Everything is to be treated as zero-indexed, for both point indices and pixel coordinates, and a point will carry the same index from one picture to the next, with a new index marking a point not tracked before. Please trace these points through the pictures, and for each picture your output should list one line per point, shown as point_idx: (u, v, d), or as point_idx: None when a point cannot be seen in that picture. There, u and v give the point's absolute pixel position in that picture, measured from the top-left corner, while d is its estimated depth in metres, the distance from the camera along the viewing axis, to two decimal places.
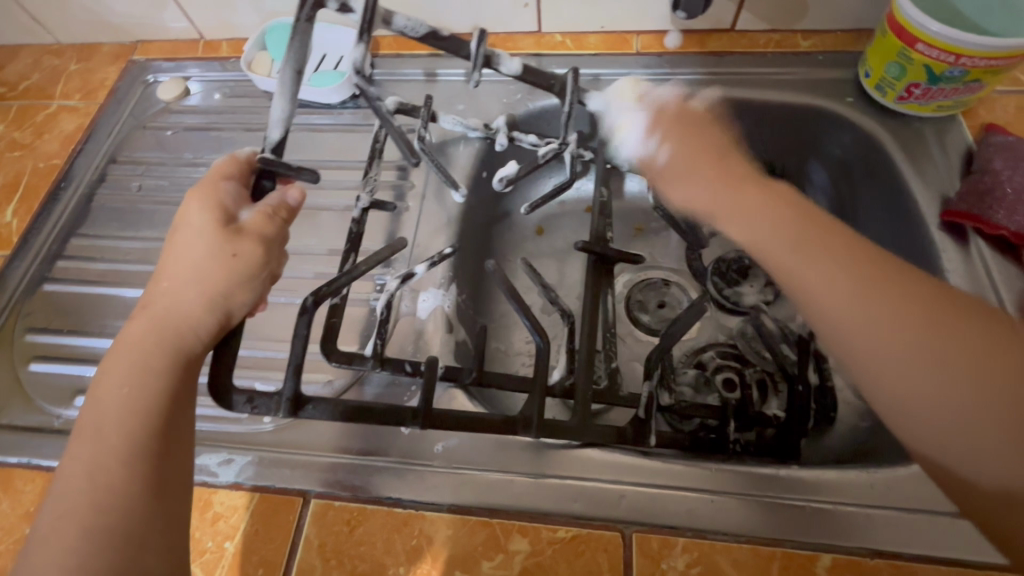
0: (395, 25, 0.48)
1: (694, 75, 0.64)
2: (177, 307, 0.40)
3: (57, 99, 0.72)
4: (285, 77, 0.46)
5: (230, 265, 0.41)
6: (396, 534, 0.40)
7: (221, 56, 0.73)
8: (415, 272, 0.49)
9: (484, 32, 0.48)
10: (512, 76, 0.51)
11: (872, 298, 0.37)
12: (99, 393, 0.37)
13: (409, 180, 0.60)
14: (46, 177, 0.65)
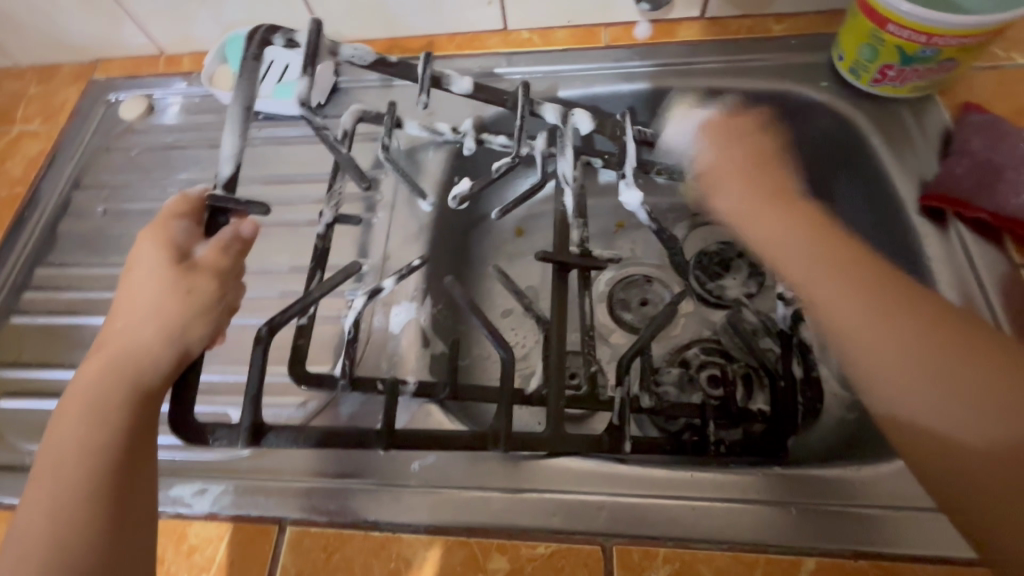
0: (341, 55, 0.53)
1: (666, 66, 0.62)
2: (134, 344, 0.39)
3: (18, 124, 0.70)
4: (233, 114, 0.47)
5: (189, 300, 0.40)
6: (374, 558, 0.40)
7: (183, 71, 0.71)
8: (383, 286, 0.49)
9: (430, 56, 0.53)
10: (463, 93, 0.54)
11: (832, 265, 0.40)
12: (54, 436, 0.36)
13: (377, 194, 0.59)
14: (9, 206, 0.64)
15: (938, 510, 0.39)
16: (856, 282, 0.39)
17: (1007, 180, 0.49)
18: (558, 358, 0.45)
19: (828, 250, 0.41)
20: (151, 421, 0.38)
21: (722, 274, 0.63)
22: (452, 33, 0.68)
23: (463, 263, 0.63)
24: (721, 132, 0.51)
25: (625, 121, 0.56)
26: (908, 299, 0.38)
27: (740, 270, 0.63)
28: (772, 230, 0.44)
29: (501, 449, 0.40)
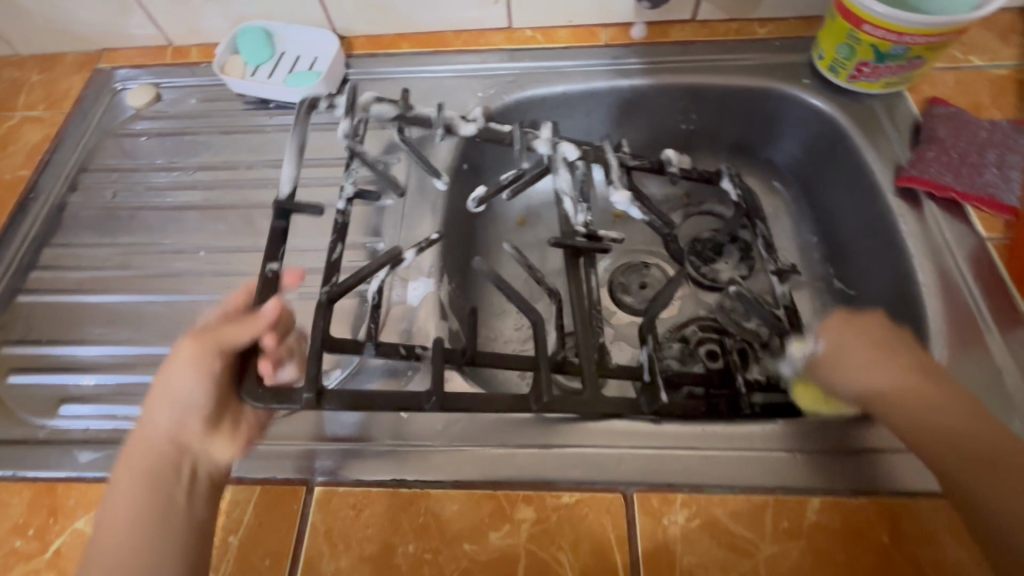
0: (372, 112, 0.60)
1: (661, 63, 0.67)
2: (149, 437, 0.41)
3: (20, 111, 0.70)
4: (291, 150, 0.54)
5: (180, 379, 0.41)
6: (402, 513, 0.41)
7: (191, 62, 0.72)
8: (405, 257, 0.51)
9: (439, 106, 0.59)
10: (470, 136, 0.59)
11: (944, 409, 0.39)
12: (98, 541, 0.38)
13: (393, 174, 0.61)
14: (12, 190, 0.63)
15: None
16: (964, 437, 0.38)
17: (968, 164, 0.54)
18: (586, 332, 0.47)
19: (940, 401, 0.40)
20: (182, 492, 0.39)
21: (715, 258, 0.67)
22: (458, 30, 0.71)
23: (472, 247, 0.66)
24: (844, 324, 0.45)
25: (607, 147, 0.61)
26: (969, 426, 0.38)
27: (732, 256, 0.67)
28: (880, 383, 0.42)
29: (541, 400, 0.42)
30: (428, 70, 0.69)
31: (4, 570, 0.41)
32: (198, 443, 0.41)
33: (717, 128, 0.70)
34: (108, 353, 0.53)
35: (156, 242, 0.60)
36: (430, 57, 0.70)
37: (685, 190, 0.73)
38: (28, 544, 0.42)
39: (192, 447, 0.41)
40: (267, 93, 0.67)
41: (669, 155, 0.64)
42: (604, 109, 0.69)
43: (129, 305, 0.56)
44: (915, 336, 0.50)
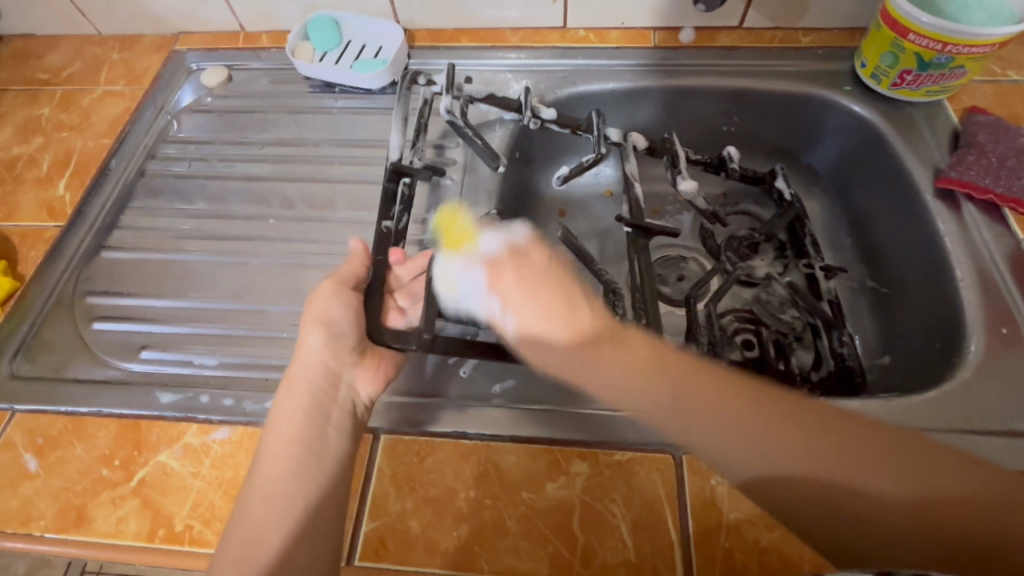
0: (469, 93, 0.65)
1: (708, 66, 0.70)
2: (307, 370, 0.45)
3: (102, 85, 0.75)
4: (396, 124, 0.61)
5: (335, 319, 0.46)
6: (464, 462, 0.44)
7: (262, 46, 0.77)
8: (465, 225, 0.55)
9: (529, 90, 0.65)
10: (550, 121, 0.64)
11: (774, 437, 0.39)
12: (263, 464, 0.41)
13: (449, 156, 0.65)
14: (95, 156, 0.68)
15: (961, 431, 0.45)
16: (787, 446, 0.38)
17: (1007, 167, 0.56)
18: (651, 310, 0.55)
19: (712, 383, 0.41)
20: (332, 428, 0.43)
21: (751, 255, 0.67)
22: (515, 27, 0.75)
23: None
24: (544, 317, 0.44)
25: (676, 139, 0.67)
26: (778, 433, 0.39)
27: (767, 254, 0.67)
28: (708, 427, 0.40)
29: None
30: (486, 63, 0.73)
31: (92, 495, 0.44)
32: (349, 375, 0.46)
33: (756, 128, 0.73)
34: (184, 308, 0.57)
35: (228, 210, 0.64)
36: (488, 52, 0.74)
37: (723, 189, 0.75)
38: (114, 473, 0.45)
39: (344, 380, 0.45)
40: (335, 77, 0.71)
41: (733, 151, 0.69)
42: (650, 108, 0.72)
43: (204, 266, 0.60)
44: (951, 325, 0.52)
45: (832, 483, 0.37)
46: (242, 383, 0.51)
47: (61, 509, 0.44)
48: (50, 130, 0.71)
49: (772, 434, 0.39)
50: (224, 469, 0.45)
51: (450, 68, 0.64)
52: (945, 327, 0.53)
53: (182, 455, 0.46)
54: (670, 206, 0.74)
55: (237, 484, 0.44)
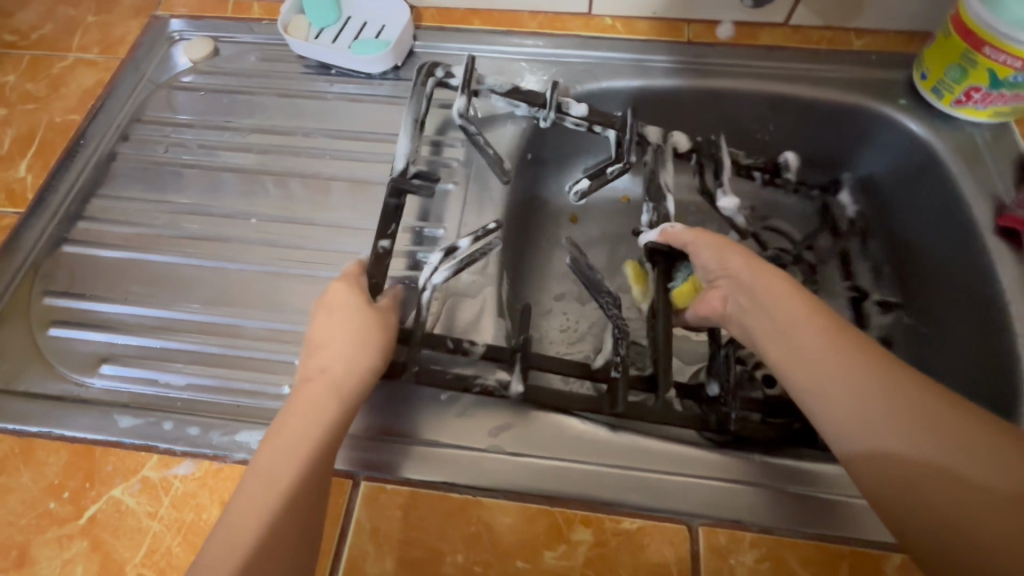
0: (485, 86, 0.58)
1: (747, 67, 0.63)
2: (329, 366, 0.41)
3: (74, 52, 0.68)
4: (406, 123, 0.54)
5: (376, 327, 0.44)
6: (453, 519, 0.39)
7: (252, 18, 0.69)
8: (460, 246, 0.49)
9: (555, 85, 0.57)
10: (580, 118, 0.57)
11: (906, 403, 0.37)
12: (259, 464, 0.37)
13: (443, 155, 0.59)
14: (62, 133, 0.61)
15: None
16: (959, 422, 0.36)
17: None
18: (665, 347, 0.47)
19: (891, 360, 0.39)
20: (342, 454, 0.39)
21: None
22: (534, 11, 0.67)
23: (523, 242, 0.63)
24: (703, 237, 0.50)
25: (721, 142, 0.61)
26: (944, 408, 0.36)
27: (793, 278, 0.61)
28: (843, 381, 0.39)
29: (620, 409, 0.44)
30: (501, 50, 0.66)
31: (37, 532, 0.40)
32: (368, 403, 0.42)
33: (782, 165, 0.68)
34: (153, 316, 0.52)
35: (206, 205, 0.58)
36: (502, 38, 0.66)
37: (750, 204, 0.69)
38: (62, 507, 0.41)
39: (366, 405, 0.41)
40: (331, 58, 0.64)
41: (790, 159, 0.65)
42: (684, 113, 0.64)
43: (179, 267, 0.54)
44: (1005, 385, 0.47)
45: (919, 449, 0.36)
46: (212, 408, 0.46)
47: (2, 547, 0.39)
48: (14, 101, 0.64)
49: (916, 413, 0.37)
50: (184, 511, 0.40)
51: (469, 61, 0.58)
52: (996, 384, 0.48)
53: (138, 491, 0.41)
54: (691, 218, 0.68)
55: (198, 529, 0.39)
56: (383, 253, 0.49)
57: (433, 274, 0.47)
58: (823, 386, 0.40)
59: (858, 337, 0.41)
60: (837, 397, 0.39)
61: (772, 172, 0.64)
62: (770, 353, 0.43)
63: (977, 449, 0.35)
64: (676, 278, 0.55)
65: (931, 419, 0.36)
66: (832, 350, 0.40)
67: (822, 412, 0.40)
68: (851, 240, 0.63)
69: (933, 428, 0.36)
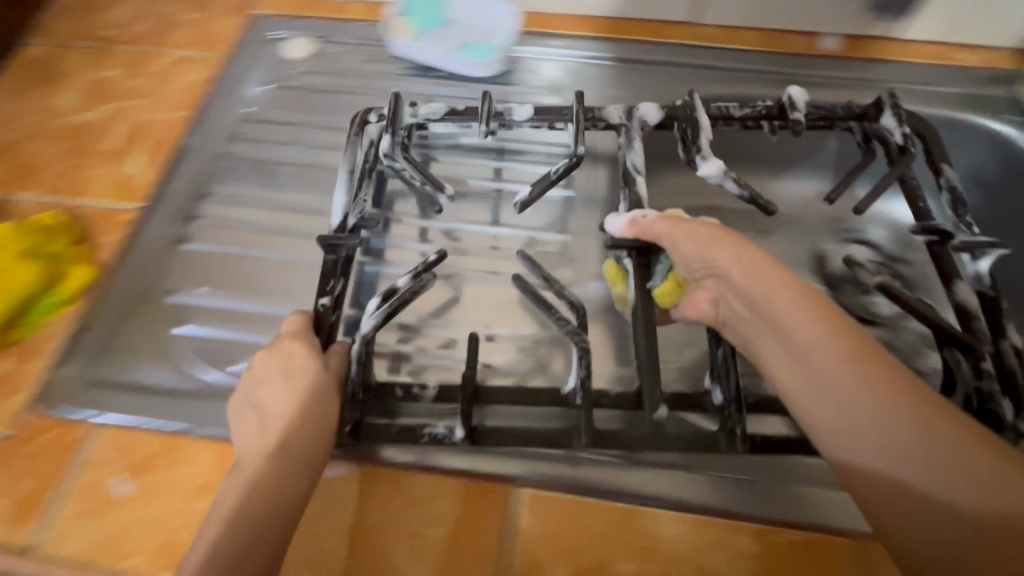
0: (422, 116, 0.55)
1: (853, 79, 0.63)
2: (278, 436, 0.39)
3: (174, 48, 0.68)
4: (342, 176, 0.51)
5: (321, 391, 0.41)
6: (619, 527, 0.40)
7: (352, 18, 0.69)
8: (398, 286, 0.47)
9: (488, 96, 0.55)
10: (526, 119, 0.55)
11: (904, 423, 0.36)
12: (197, 549, 0.35)
13: (396, 164, 0.52)
14: (172, 130, 0.61)
15: None
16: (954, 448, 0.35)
17: None
18: (649, 364, 0.42)
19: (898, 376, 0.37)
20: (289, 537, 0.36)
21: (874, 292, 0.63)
22: (637, 17, 0.68)
23: None
24: (683, 229, 0.45)
25: (698, 104, 0.55)
26: (949, 431, 0.35)
27: None
28: (856, 410, 0.37)
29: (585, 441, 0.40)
30: (604, 56, 0.66)
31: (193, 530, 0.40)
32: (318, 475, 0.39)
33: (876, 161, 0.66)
34: (276, 314, 0.52)
35: (319, 205, 0.58)
36: (604, 45, 0.66)
37: (838, 214, 0.69)
38: None
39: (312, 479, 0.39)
40: (438, 61, 0.64)
41: (794, 94, 0.55)
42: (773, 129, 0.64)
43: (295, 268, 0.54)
44: None
45: (909, 469, 0.35)
46: None
47: (161, 545, 0.39)
48: (120, 97, 0.64)
49: (913, 433, 0.36)
50: (345, 513, 0.41)
51: (396, 97, 0.54)
52: None
53: None
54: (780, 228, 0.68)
55: (362, 533, 0.40)
56: (327, 310, 0.45)
57: (365, 320, 0.45)
58: (818, 394, 0.39)
59: (863, 349, 0.39)
60: (829, 408, 0.38)
61: (773, 116, 0.56)
62: (774, 367, 0.41)
63: (979, 477, 0.34)
64: (655, 277, 0.50)
65: (944, 453, 0.35)
66: (829, 362, 0.39)
67: (827, 434, 0.39)
68: (910, 160, 0.53)
69: (942, 463, 0.35)
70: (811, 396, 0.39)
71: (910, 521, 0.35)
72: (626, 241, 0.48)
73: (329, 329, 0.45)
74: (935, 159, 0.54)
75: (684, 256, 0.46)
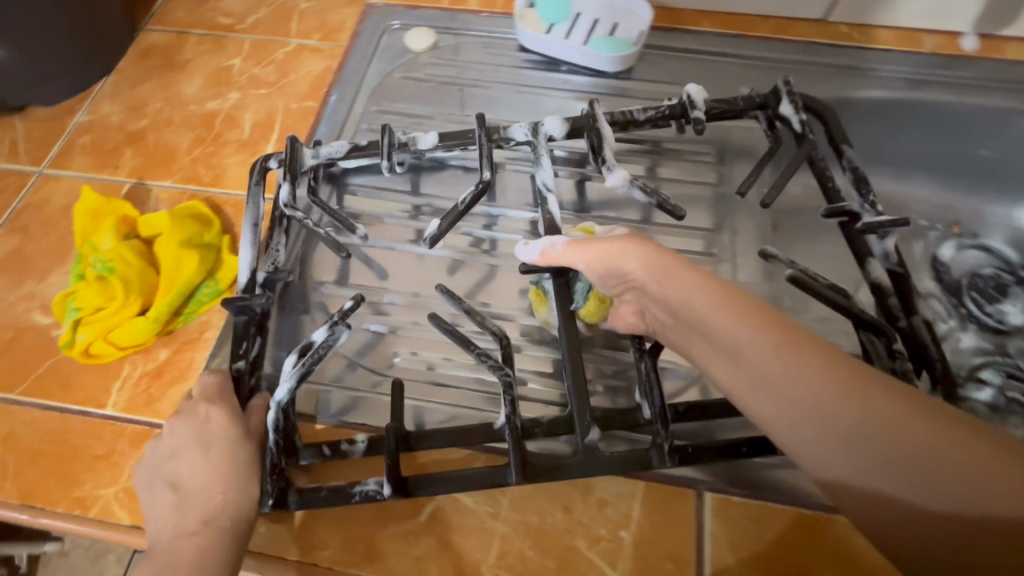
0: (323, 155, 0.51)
1: (993, 80, 0.62)
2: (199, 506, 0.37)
3: (295, 37, 0.67)
4: (246, 232, 0.47)
5: (238, 456, 0.39)
6: (809, 537, 0.39)
7: (472, 10, 0.69)
8: (314, 340, 0.42)
9: (389, 128, 0.51)
10: (431, 146, 0.52)
11: (866, 416, 0.32)
12: None
13: (298, 215, 0.47)
14: (302, 120, 0.61)
15: None
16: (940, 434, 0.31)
17: None
18: (577, 387, 0.40)
19: (830, 367, 0.34)
20: None
21: (1000, 299, 0.63)
22: (766, 15, 0.67)
23: None
24: (591, 249, 0.42)
25: (598, 114, 0.52)
26: (927, 417, 0.32)
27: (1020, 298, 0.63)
28: (801, 408, 0.34)
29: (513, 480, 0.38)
30: (731, 54, 0.65)
31: (380, 526, 0.40)
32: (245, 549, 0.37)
33: (784, 147, 0.61)
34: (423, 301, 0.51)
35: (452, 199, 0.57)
36: (736, 40, 0.66)
37: (957, 217, 0.67)
38: (400, 503, 0.41)
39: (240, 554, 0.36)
40: (564, 54, 0.63)
41: (694, 91, 0.53)
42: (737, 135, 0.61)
43: (442, 264, 0.55)
44: None
45: (891, 466, 0.31)
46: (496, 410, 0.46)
47: (347, 540, 0.40)
48: (246, 85, 0.64)
49: (883, 424, 0.32)
50: (528, 514, 0.40)
51: (290, 140, 0.51)
52: None
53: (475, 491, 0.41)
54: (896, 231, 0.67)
55: (549, 534, 0.39)
56: (245, 373, 0.43)
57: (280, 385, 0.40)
58: (773, 396, 0.35)
59: (791, 342, 0.35)
60: (784, 410, 0.35)
61: (677, 115, 0.54)
62: (711, 369, 0.38)
63: (966, 462, 0.30)
64: (576, 298, 0.47)
65: (920, 443, 0.31)
66: (762, 360, 0.35)
67: (780, 434, 0.35)
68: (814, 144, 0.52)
69: (884, 445, 0.32)
70: (753, 396, 0.36)
71: (906, 522, 0.31)
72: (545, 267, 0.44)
73: (250, 389, 0.43)
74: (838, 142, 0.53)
75: (596, 274, 0.43)
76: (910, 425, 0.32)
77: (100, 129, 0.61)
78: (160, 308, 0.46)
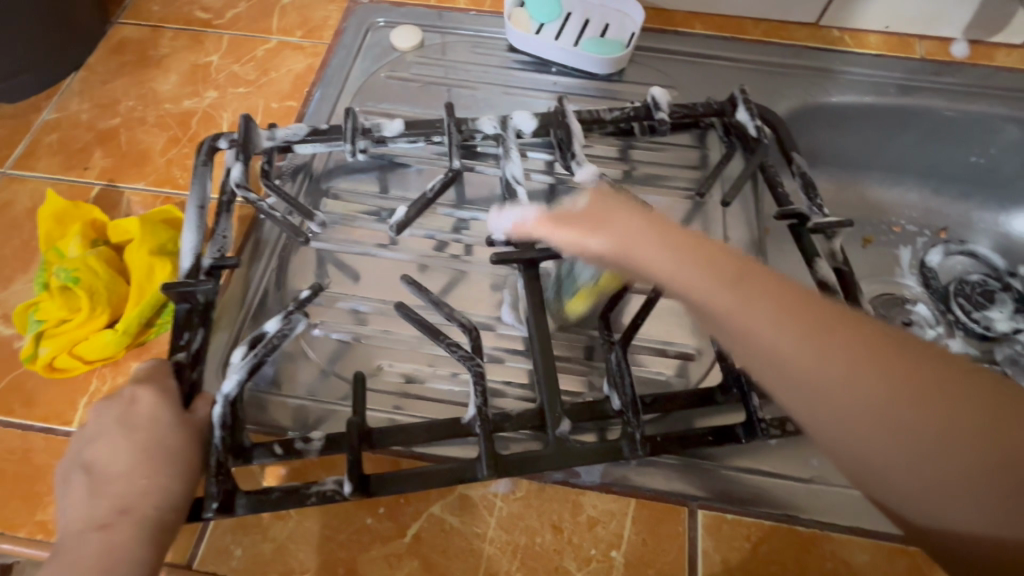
0: (278, 137, 0.50)
1: (985, 86, 0.61)
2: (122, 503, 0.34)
3: (276, 34, 0.65)
4: (189, 214, 0.45)
5: (172, 451, 0.36)
6: (802, 555, 0.39)
7: (462, 9, 0.67)
8: (267, 331, 0.40)
9: (350, 112, 0.51)
10: (397, 135, 0.51)
11: (865, 375, 0.30)
12: None
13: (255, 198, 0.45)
14: (283, 120, 0.59)
15: None
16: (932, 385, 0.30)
17: None
18: (547, 377, 0.39)
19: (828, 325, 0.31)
20: None
21: (987, 305, 0.62)
22: (758, 18, 0.66)
23: None
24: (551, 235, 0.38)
25: (568, 110, 0.52)
26: (921, 369, 0.30)
27: (1006, 305, 0.61)
28: (801, 373, 0.30)
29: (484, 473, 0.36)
30: (724, 57, 0.64)
31: (361, 548, 0.38)
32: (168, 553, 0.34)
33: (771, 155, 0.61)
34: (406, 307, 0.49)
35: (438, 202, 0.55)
36: (729, 44, 0.65)
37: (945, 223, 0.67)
38: (381, 523, 0.39)
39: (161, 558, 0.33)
40: (554, 55, 0.62)
41: (657, 95, 0.54)
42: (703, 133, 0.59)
43: (425, 269, 0.53)
44: None
45: (892, 425, 0.30)
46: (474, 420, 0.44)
47: (326, 562, 0.38)
48: (224, 83, 0.61)
49: (882, 383, 0.30)
50: (515, 533, 0.39)
51: (245, 119, 0.49)
52: None
53: (460, 509, 0.39)
54: (884, 237, 0.67)
55: (537, 554, 0.38)
56: (186, 364, 0.40)
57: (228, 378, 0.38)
58: (769, 362, 0.31)
59: (784, 301, 0.31)
60: (782, 376, 0.31)
61: (640, 117, 0.54)
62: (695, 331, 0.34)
63: (960, 412, 0.29)
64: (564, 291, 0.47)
65: (916, 398, 0.29)
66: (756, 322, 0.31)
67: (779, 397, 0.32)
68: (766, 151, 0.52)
69: (886, 402, 0.30)
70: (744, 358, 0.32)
71: (909, 477, 0.30)
72: (512, 255, 0.42)
73: (191, 384, 0.40)
74: (786, 148, 0.53)
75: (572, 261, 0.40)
76: (904, 378, 0.30)
77: (68, 127, 0.58)
78: (128, 319, 0.44)
